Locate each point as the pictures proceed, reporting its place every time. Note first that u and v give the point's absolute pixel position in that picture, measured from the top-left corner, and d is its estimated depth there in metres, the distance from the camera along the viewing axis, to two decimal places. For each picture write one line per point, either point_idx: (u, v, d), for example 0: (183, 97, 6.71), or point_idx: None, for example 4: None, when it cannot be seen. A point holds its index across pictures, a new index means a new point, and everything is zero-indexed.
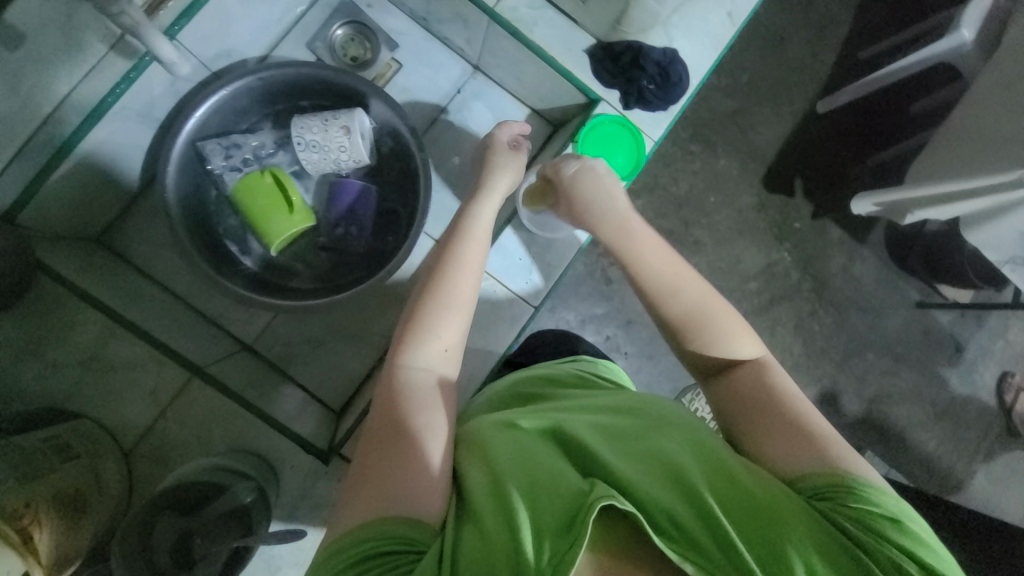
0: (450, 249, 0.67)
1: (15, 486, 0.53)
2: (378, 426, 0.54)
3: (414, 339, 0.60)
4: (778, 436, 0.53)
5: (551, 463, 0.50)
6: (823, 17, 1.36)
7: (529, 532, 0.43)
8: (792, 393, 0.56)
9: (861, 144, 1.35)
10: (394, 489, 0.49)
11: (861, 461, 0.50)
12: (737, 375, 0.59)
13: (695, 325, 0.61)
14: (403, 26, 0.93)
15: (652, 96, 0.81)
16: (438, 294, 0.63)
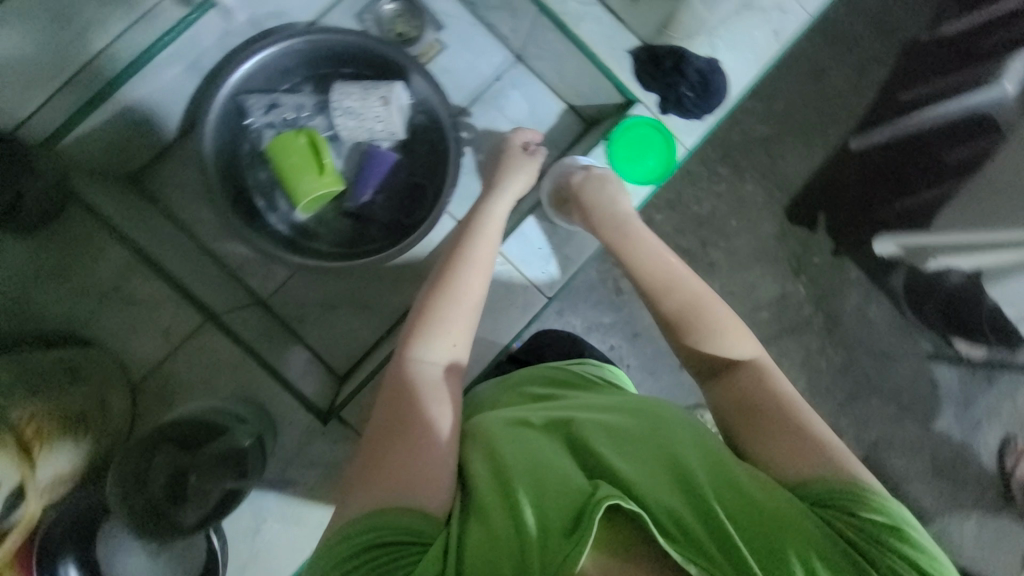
0: (466, 246, 0.69)
1: (24, 396, 0.55)
2: (384, 419, 0.56)
3: (423, 332, 0.61)
4: (774, 441, 0.53)
5: (555, 459, 0.51)
6: (868, 53, 1.34)
7: (537, 530, 0.44)
8: (789, 394, 0.56)
9: (889, 186, 1.33)
10: (400, 482, 0.50)
11: (861, 466, 0.51)
12: (737, 378, 0.59)
13: (693, 323, 0.63)
14: (452, 9, 0.94)
15: (690, 104, 0.81)
16: (448, 291, 0.64)
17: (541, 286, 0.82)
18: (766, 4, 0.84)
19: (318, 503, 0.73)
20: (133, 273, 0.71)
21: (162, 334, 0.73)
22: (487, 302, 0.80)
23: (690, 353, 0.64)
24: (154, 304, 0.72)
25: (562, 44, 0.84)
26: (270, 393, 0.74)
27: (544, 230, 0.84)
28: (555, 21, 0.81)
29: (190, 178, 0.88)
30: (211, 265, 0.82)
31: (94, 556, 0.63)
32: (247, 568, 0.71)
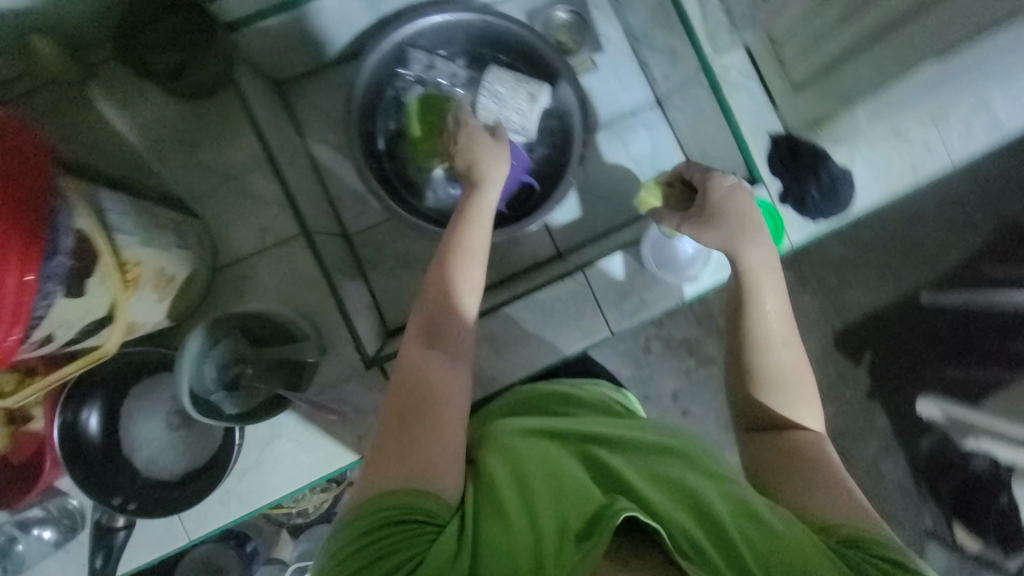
0: (468, 219, 0.66)
1: (139, 240, 0.56)
2: (394, 410, 0.54)
3: (429, 318, 0.60)
4: (804, 492, 0.53)
5: (574, 474, 0.51)
6: (973, 216, 1.33)
7: (554, 533, 0.44)
8: (822, 458, 0.56)
9: (947, 352, 1.31)
10: (413, 468, 0.49)
11: (894, 529, 0.49)
12: (777, 438, 0.58)
13: (765, 377, 0.60)
14: (615, 37, 0.98)
15: (812, 203, 0.82)
16: (445, 275, 0.62)
17: (611, 317, 0.82)
18: (917, 136, 0.84)
19: (331, 439, 0.74)
20: (258, 168, 0.75)
21: (258, 231, 0.75)
22: (554, 314, 0.80)
23: (742, 407, 0.62)
24: (262, 202, 0.76)
25: (710, 105, 0.83)
26: (330, 325, 0.75)
27: (631, 267, 0.82)
28: (712, 83, 0.79)
29: (329, 101, 0.91)
30: (317, 186, 0.85)
31: (121, 404, 0.70)
32: (247, 472, 0.73)
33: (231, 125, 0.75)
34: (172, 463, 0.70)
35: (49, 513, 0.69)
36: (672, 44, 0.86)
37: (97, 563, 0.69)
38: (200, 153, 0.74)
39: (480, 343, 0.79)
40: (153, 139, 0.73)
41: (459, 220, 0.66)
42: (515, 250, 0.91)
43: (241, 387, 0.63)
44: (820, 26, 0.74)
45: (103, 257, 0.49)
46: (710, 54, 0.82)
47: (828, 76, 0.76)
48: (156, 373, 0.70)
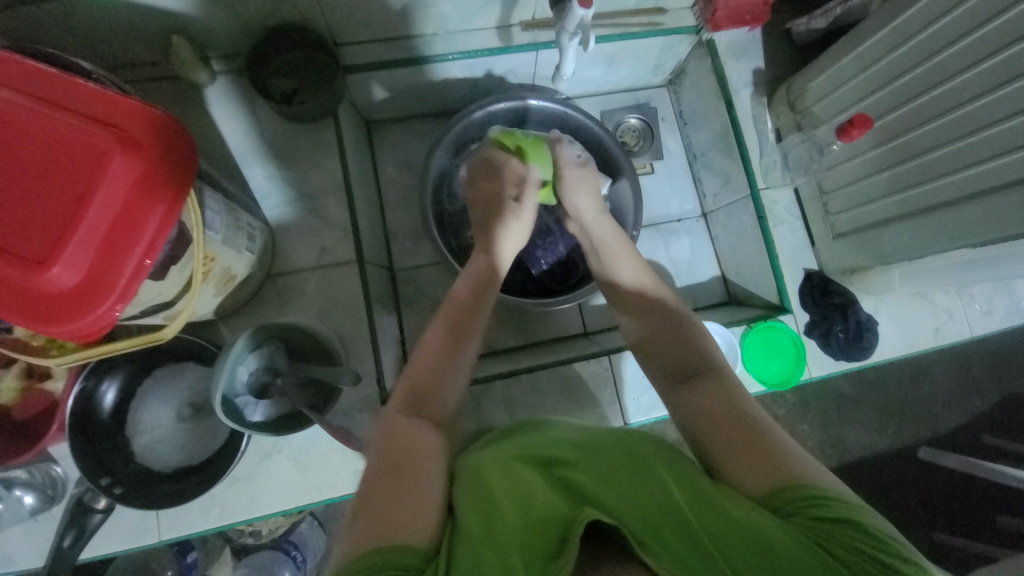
0: (473, 305, 0.64)
1: (220, 240, 0.59)
2: (381, 469, 0.47)
3: (419, 389, 0.56)
4: (742, 457, 0.49)
5: (535, 485, 0.49)
6: (970, 383, 1.41)
7: (518, 551, 0.41)
8: (747, 404, 0.54)
9: (936, 512, 1.34)
10: (393, 515, 0.43)
11: (823, 471, 0.48)
12: (697, 389, 0.56)
13: (679, 345, 0.62)
14: (675, 150, 1.07)
15: (835, 342, 0.85)
16: (431, 356, 0.59)
17: (626, 409, 0.83)
18: (941, 302, 0.89)
19: (332, 465, 0.74)
20: (334, 195, 0.81)
21: (318, 250, 0.80)
22: (573, 392, 0.82)
23: (664, 369, 0.62)
24: (329, 225, 0.80)
25: (753, 229, 0.90)
26: (359, 353, 0.76)
27: None
28: (758, 210, 0.87)
29: (409, 148, 0.99)
30: (377, 220, 0.92)
31: (142, 383, 0.70)
32: (238, 481, 0.72)
33: (323, 153, 0.81)
34: (168, 455, 0.69)
35: (32, 479, 0.67)
36: (728, 170, 0.94)
37: (64, 542, 0.65)
38: (286, 170, 0.80)
39: (496, 404, 0.80)
40: (250, 148, 0.79)
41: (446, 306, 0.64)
42: (546, 321, 0.95)
43: (272, 398, 0.65)
44: (868, 189, 0.80)
45: (195, 249, 0.52)
46: (761, 187, 0.90)
47: (868, 233, 0.80)
48: (183, 360, 0.72)
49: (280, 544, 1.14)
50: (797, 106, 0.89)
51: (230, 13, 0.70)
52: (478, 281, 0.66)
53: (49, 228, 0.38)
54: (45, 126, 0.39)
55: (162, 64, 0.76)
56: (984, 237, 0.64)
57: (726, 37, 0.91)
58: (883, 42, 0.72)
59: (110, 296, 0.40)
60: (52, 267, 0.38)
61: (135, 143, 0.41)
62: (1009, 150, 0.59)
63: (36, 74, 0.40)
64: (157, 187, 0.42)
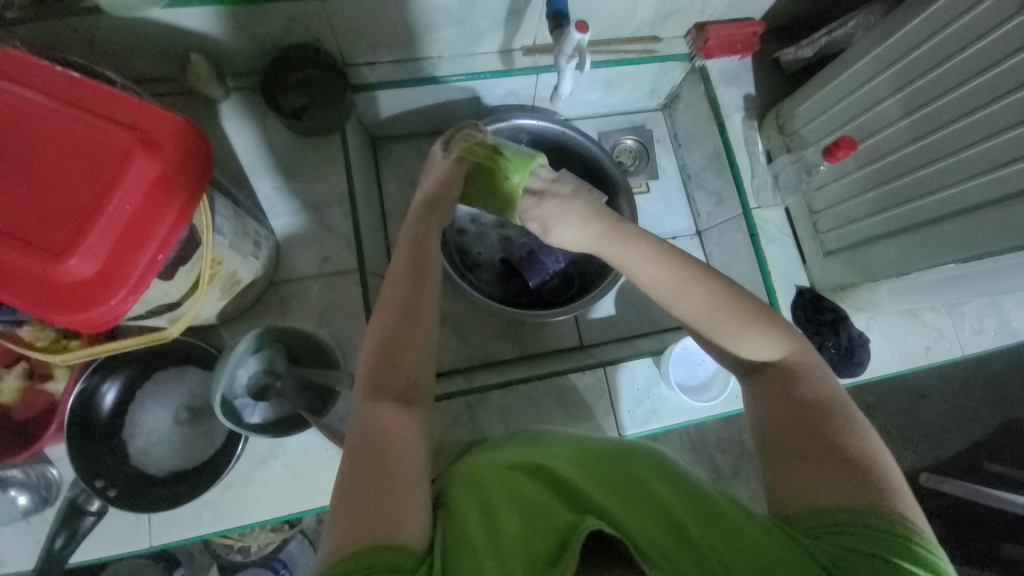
0: (425, 268, 0.61)
1: (226, 245, 0.61)
2: (362, 467, 0.46)
3: (382, 361, 0.54)
4: (798, 467, 0.48)
5: (538, 492, 0.50)
6: (966, 408, 1.41)
7: (520, 557, 0.43)
8: (818, 409, 0.51)
9: (939, 539, 1.32)
10: (380, 511, 0.43)
11: (886, 490, 0.45)
12: (766, 384, 0.55)
13: (712, 323, 0.58)
14: (670, 171, 1.11)
15: (828, 358, 0.87)
16: (391, 317, 0.57)
17: (621, 421, 0.83)
18: (931, 321, 0.91)
19: (327, 472, 0.74)
20: (339, 205, 0.84)
21: (321, 259, 0.82)
22: (569, 403, 0.82)
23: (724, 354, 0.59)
24: (333, 234, 0.83)
25: (745, 247, 0.93)
26: (357, 360, 0.77)
27: (651, 375, 0.85)
28: (750, 228, 0.90)
29: (412, 164, 1.02)
30: (379, 232, 0.94)
31: (142, 385, 0.71)
32: (231, 487, 0.72)
33: (330, 166, 0.84)
34: (163, 458, 0.70)
35: (26, 480, 0.67)
36: (721, 189, 0.97)
37: (56, 543, 0.65)
38: (293, 181, 0.83)
39: (492, 414, 0.81)
40: (259, 160, 0.82)
41: (405, 258, 0.62)
42: (543, 333, 0.96)
43: (271, 401, 0.66)
44: (855, 209, 0.82)
45: (204, 251, 0.54)
46: (753, 207, 0.94)
47: (856, 250, 0.83)
48: (184, 363, 0.73)
49: (269, 562, 1.13)
50: (786, 129, 0.92)
51: (247, 33, 0.74)
52: (419, 238, 0.64)
53: (70, 221, 0.40)
54: (70, 126, 0.41)
55: (180, 79, 0.80)
56: (970, 252, 0.66)
57: (717, 65, 0.96)
58: (865, 69, 0.76)
59: (121, 288, 0.42)
60: (70, 259, 0.40)
61: (155, 146, 0.43)
62: (990, 169, 0.62)
63: (63, 79, 0.42)
64: (174, 188, 0.44)
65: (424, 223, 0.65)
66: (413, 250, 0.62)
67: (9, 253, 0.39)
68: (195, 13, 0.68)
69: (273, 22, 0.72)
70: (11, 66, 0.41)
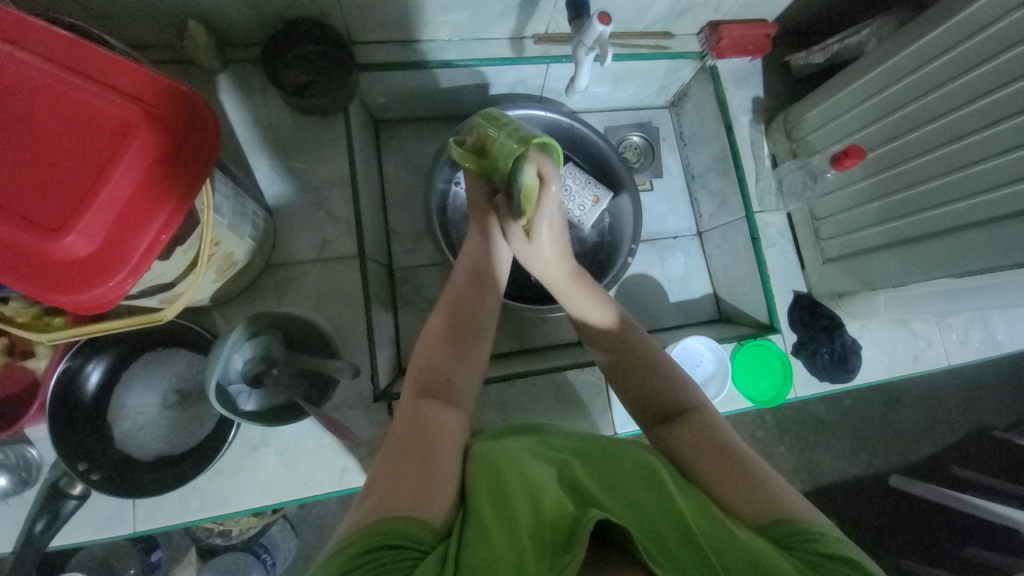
0: (484, 287, 0.65)
1: (225, 224, 0.59)
2: (402, 449, 0.47)
3: (432, 368, 0.57)
4: (730, 485, 0.49)
5: (544, 481, 0.48)
6: (940, 415, 1.45)
7: (530, 545, 0.40)
8: (736, 441, 0.53)
9: (906, 539, 1.37)
10: (402, 490, 0.43)
11: (811, 511, 0.47)
12: (681, 422, 0.56)
13: (632, 364, 0.62)
14: (673, 170, 1.10)
15: (821, 363, 0.88)
16: (445, 329, 0.60)
17: (617, 419, 0.84)
18: (921, 330, 0.93)
19: (320, 461, 0.73)
20: (340, 189, 0.81)
21: (319, 243, 0.79)
22: (566, 400, 0.82)
23: (640, 394, 0.61)
24: (333, 218, 0.80)
25: (746, 250, 0.93)
26: (354, 348, 0.76)
27: None
28: (753, 232, 0.90)
29: (414, 150, 1.00)
30: (379, 218, 0.92)
31: (129, 367, 0.69)
32: (221, 474, 0.70)
33: (331, 147, 0.81)
34: (150, 443, 0.67)
35: (6, 460, 0.64)
36: (725, 192, 0.97)
37: (35, 527, 0.63)
38: (292, 161, 0.80)
39: (489, 407, 0.80)
40: (257, 136, 0.79)
41: (467, 272, 0.65)
42: (541, 328, 0.96)
43: (266, 388, 0.64)
44: (858, 218, 0.83)
45: (203, 231, 0.52)
46: (756, 211, 0.94)
47: (856, 259, 0.84)
48: (174, 345, 0.70)
49: (251, 546, 1.11)
50: (793, 135, 0.92)
51: (249, 3, 0.70)
52: (477, 260, 0.66)
53: (67, 195, 0.37)
54: (72, 95, 0.38)
55: (176, 47, 0.75)
56: (968, 267, 0.67)
57: (728, 66, 0.95)
58: (877, 79, 0.76)
59: (121, 270, 0.40)
60: (66, 236, 0.37)
61: (161, 120, 0.41)
62: (996, 187, 0.63)
63: (64, 43, 0.40)
64: (180, 165, 0.42)
65: (476, 243, 0.67)
66: (475, 270, 0.65)
67: (1, 226, 0.36)
68: None
69: None
70: (6, 24, 0.39)
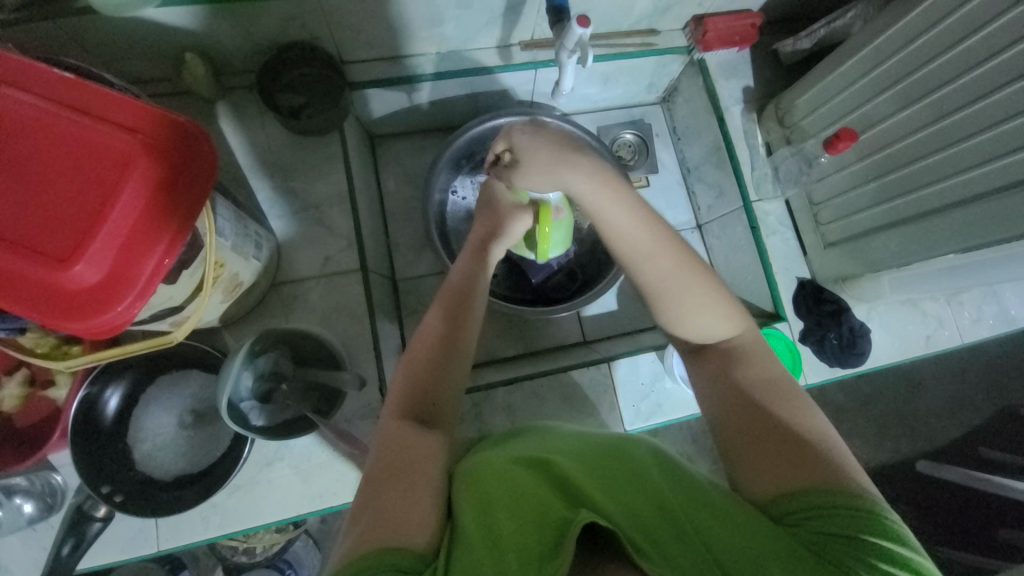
0: (466, 306, 0.63)
1: (229, 246, 0.60)
2: (384, 480, 0.47)
3: (417, 392, 0.56)
4: (751, 458, 0.49)
5: (534, 485, 0.48)
6: (962, 395, 1.42)
7: (517, 553, 0.41)
8: (759, 389, 0.53)
9: (934, 526, 1.34)
10: (391, 521, 0.43)
11: (832, 466, 0.46)
12: (711, 367, 0.57)
13: (660, 297, 0.60)
14: (669, 165, 1.10)
15: (830, 349, 0.87)
16: (428, 353, 0.59)
17: (626, 416, 0.84)
18: (931, 310, 0.92)
19: (333, 473, 0.74)
20: (339, 205, 0.83)
21: (322, 259, 0.81)
22: (573, 400, 0.83)
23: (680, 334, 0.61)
24: (334, 234, 0.82)
25: (747, 240, 0.93)
26: (362, 360, 0.77)
27: (656, 369, 0.85)
28: (751, 221, 0.90)
29: (411, 162, 1.02)
30: (379, 232, 0.94)
31: (145, 390, 0.71)
32: (239, 490, 0.72)
33: (330, 165, 0.83)
34: (170, 463, 0.69)
35: (31, 487, 0.66)
36: (722, 183, 0.97)
37: (62, 551, 0.65)
38: (292, 180, 0.82)
39: (497, 411, 0.81)
40: (257, 159, 0.81)
41: (448, 295, 0.64)
42: (546, 329, 0.96)
43: (276, 404, 0.65)
44: (857, 200, 0.82)
45: (207, 253, 0.54)
46: (753, 199, 0.94)
47: (858, 241, 0.83)
48: (186, 366, 0.72)
49: (275, 563, 1.12)
50: (786, 121, 0.93)
51: (242, 31, 0.73)
52: (465, 282, 0.65)
53: (74, 227, 0.39)
54: (73, 132, 0.41)
55: (174, 79, 0.78)
56: (970, 242, 0.67)
57: (715, 57, 0.95)
58: (866, 60, 0.76)
59: (128, 295, 0.41)
60: (76, 265, 0.39)
61: (159, 150, 0.43)
62: (988, 160, 0.62)
63: (64, 82, 0.42)
64: (178, 191, 0.44)
65: (467, 262, 0.67)
66: (456, 293, 0.64)
67: (13, 260, 0.38)
68: (188, 11, 0.67)
69: (269, 20, 0.71)
70: (8, 69, 0.41)
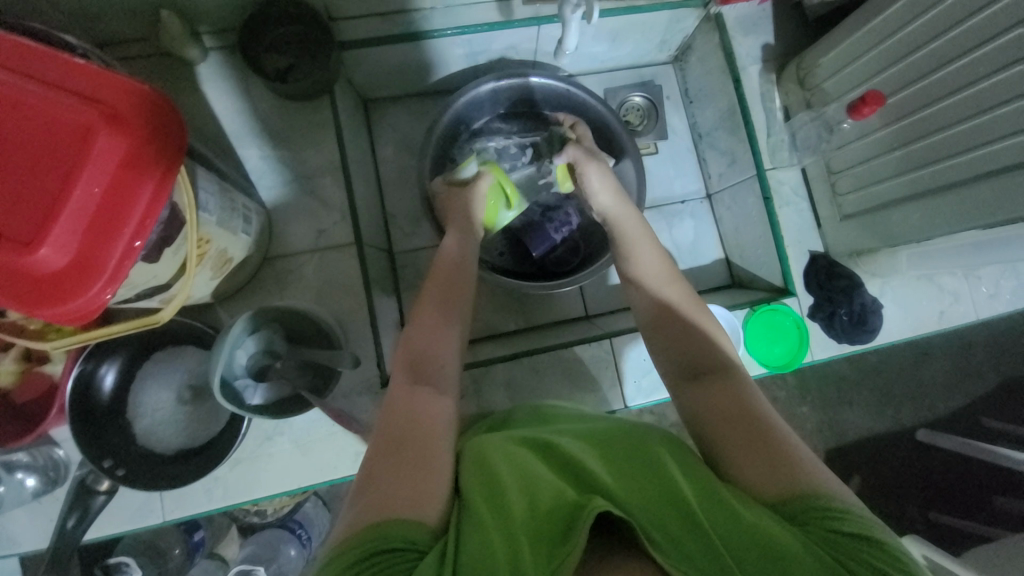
0: (461, 272, 0.64)
1: (214, 222, 0.58)
2: (387, 450, 0.47)
3: (414, 360, 0.55)
4: (753, 458, 0.47)
5: (540, 470, 0.47)
6: (971, 365, 1.40)
7: (527, 537, 0.40)
8: (759, 405, 0.51)
9: (931, 494, 1.35)
10: (394, 491, 0.43)
11: (833, 482, 0.46)
12: (713, 389, 0.54)
13: (662, 323, 0.61)
14: (680, 130, 1.05)
15: (839, 326, 0.84)
16: (423, 336, 0.57)
17: (627, 392, 0.83)
18: (947, 285, 0.88)
19: (332, 447, 0.74)
20: (331, 175, 0.79)
21: (315, 232, 0.78)
22: (573, 376, 0.82)
23: (673, 354, 0.59)
24: (327, 206, 0.79)
25: (757, 212, 0.89)
26: (358, 336, 0.76)
27: None
28: (763, 192, 0.85)
29: (408, 128, 0.97)
30: (375, 202, 0.90)
31: (141, 367, 0.70)
32: (239, 464, 0.72)
33: (321, 132, 0.79)
34: (169, 438, 0.70)
35: (35, 462, 0.68)
36: (734, 150, 0.92)
37: (68, 523, 0.67)
38: (281, 149, 0.78)
39: (497, 387, 0.80)
40: (244, 126, 0.77)
41: (442, 268, 0.64)
42: (548, 304, 0.94)
43: (271, 382, 0.64)
44: (877, 170, 0.77)
45: (189, 231, 0.51)
46: (767, 167, 0.88)
47: (876, 214, 0.79)
48: (181, 344, 0.71)
49: (286, 523, 1.16)
50: (807, 83, 0.87)
51: None
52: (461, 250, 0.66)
53: (37, 208, 0.37)
54: (27, 102, 0.37)
55: (152, 39, 0.74)
56: (995, 218, 0.62)
57: (734, 11, 0.88)
58: (898, 15, 0.69)
59: (100, 279, 0.40)
60: (40, 249, 0.37)
61: (121, 120, 0.39)
62: (1021, 130, 0.57)
63: (15, 47, 0.38)
64: (145, 164, 0.41)
65: (457, 233, 0.68)
66: (450, 266, 0.64)
67: None
68: None
69: None
70: None
